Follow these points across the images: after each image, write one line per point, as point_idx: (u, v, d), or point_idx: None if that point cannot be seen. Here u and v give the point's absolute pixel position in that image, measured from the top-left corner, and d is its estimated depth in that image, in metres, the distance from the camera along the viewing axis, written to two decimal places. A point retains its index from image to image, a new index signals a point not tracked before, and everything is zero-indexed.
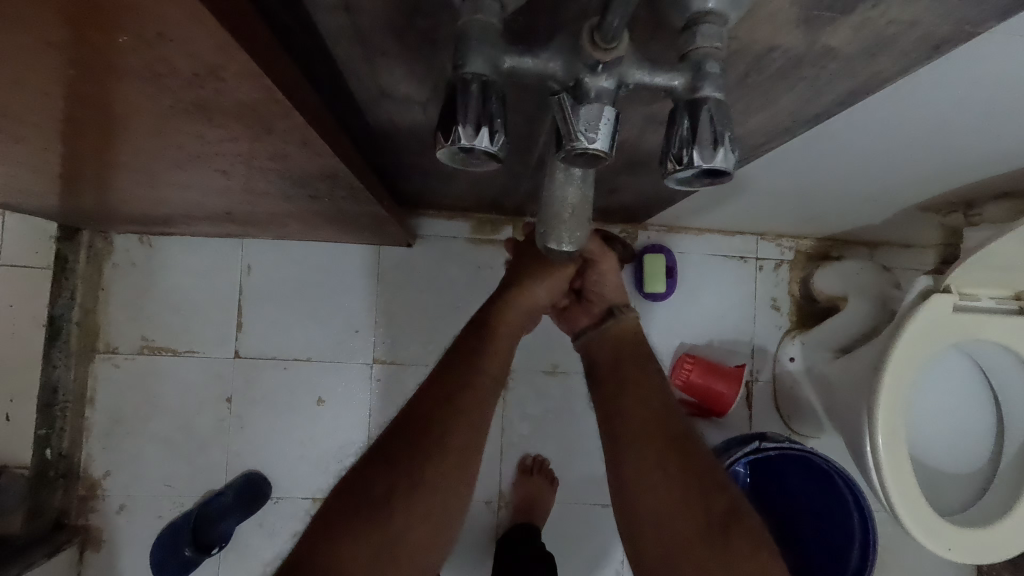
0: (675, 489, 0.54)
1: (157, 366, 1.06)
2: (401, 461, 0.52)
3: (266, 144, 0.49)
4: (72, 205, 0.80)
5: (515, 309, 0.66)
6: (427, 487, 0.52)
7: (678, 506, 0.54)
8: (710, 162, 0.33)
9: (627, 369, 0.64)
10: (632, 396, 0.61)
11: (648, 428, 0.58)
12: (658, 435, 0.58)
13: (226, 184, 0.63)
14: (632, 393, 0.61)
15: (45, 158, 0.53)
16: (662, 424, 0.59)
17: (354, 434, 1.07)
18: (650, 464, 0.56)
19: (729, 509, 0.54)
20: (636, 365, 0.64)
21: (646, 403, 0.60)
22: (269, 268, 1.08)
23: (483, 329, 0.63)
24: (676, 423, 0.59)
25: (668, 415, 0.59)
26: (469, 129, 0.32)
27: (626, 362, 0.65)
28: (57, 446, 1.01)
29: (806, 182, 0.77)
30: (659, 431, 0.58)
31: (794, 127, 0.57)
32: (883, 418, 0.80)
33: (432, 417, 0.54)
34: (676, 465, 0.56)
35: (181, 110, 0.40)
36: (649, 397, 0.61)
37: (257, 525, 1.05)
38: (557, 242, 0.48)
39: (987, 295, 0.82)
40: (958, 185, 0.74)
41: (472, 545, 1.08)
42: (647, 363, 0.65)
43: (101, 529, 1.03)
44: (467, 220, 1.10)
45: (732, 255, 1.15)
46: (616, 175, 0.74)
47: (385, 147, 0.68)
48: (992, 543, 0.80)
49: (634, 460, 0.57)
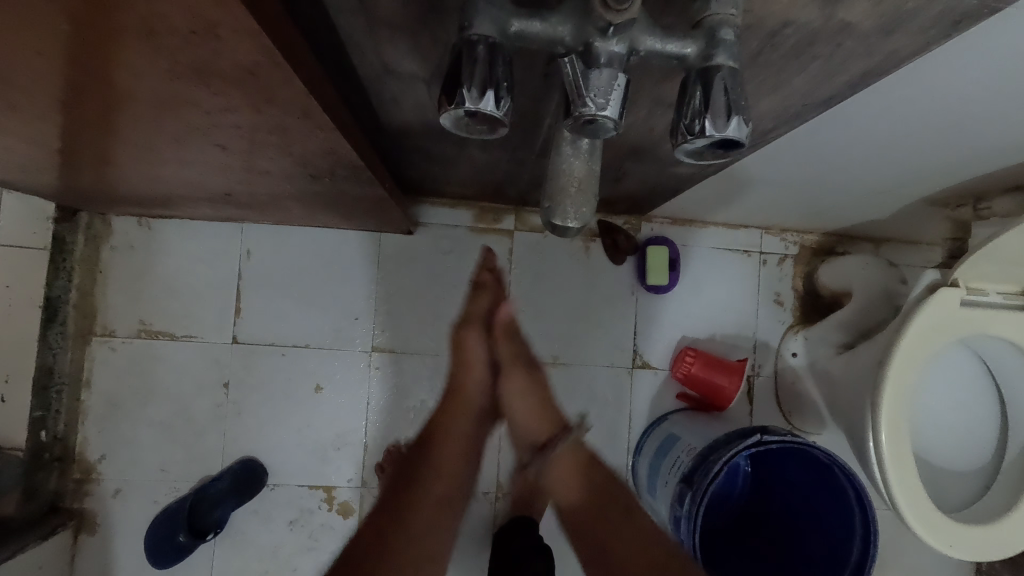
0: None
1: (155, 351, 1.05)
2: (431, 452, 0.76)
3: (268, 116, 0.48)
4: (71, 184, 0.79)
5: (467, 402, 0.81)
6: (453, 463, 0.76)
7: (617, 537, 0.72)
8: (723, 131, 0.33)
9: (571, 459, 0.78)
10: (578, 475, 0.77)
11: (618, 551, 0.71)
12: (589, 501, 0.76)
13: (225, 161, 0.63)
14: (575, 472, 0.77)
15: (42, 131, 0.53)
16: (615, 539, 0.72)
17: (353, 422, 1.07)
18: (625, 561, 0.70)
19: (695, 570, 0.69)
20: (597, 483, 0.77)
21: (589, 505, 0.76)
22: (268, 254, 1.07)
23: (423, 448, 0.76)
24: (601, 502, 0.75)
25: (650, 549, 0.71)
26: (474, 93, 0.32)
27: (584, 480, 0.77)
28: (53, 428, 1.01)
29: (814, 173, 0.76)
30: (630, 528, 0.73)
31: (805, 112, 0.56)
32: (887, 414, 0.79)
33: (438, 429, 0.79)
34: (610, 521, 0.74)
35: (180, 74, 0.39)
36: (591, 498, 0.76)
37: (253, 512, 1.04)
38: (561, 219, 0.46)
39: (995, 289, 0.81)
40: (965, 178, 0.74)
41: (470, 536, 1.07)
42: (615, 492, 0.77)
43: (96, 511, 1.02)
44: (469, 209, 1.09)
45: (736, 249, 1.14)
46: (621, 163, 0.73)
47: (386, 129, 0.67)
48: (994, 541, 0.79)
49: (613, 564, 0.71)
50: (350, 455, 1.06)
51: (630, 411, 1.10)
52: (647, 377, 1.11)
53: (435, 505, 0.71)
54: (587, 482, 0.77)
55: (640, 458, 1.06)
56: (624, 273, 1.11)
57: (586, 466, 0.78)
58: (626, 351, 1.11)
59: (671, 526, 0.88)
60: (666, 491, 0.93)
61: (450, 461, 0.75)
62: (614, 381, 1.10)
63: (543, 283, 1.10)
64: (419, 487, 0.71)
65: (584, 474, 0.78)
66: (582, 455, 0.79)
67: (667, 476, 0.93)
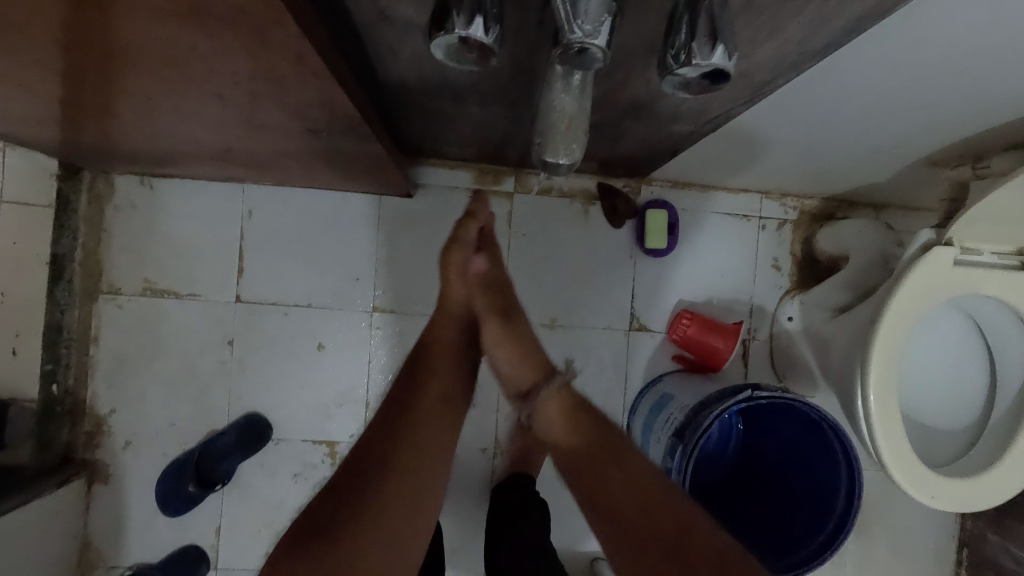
0: (641, 523, 0.62)
1: (160, 309, 1.07)
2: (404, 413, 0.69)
3: (263, 61, 0.48)
4: (72, 138, 0.79)
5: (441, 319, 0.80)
6: (432, 438, 0.68)
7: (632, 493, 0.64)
8: (708, 59, 0.34)
9: (557, 409, 0.73)
10: (569, 411, 0.72)
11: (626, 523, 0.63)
12: (579, 428, 0.71)
13: (223, 112, 0.63)
14: (574, 416, 0.72)
15: (42, 78, 0.53)
16: (619, 468, 0.66)
17: (356, 380, 1.09)
18: (617, 494, 0.65)
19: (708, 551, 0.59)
20: (595, 415, 0.72)
21: (589, 452, 0.69)
22: (271, 214, 1.08)
23: (401, 408, 0.69)
24: (613, 445, 0.69)
25: (648, 483, 0.65)
26: (464, 19, 0.33)
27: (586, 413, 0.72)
28: (63, 381, 1.04)
29: (814, 131, 0.75)
30: (618, 473, 0.66)
31: (802, 61, 0.56)
32: (877, 370, 0.80)
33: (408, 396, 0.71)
34: (599, 430, 0.70)
35: (174, 15, 0.40)
36: (592, 426, 0.70)
37: (259, 465, 1.08)
38: (552, 156, 0.46)
39: (988, 249, 0.82)
40: (965, 132, 0.73)
41: (468, 492, 1.11)
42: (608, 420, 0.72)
43: (107, 463, 1.06)
44: (470, 171, 1.09)
45: (736, 214, 1.14)
46: (618, 121, 0.73)
47: (384, 83, 0.67)
48: (975, 493, 0.82)
49: (594, 499, 0.66)
50: (352, 412, 1.09)
51: (626, 373, 1.12)
52: (644, 340, 1.13)
53: (403, 477, 0.63)
54: (574, 398, 0.74)
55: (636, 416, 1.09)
56: (622, 236, 1.12)
57: (590, 446, 0.69)
58: (624, 314, 1.12)
59: None
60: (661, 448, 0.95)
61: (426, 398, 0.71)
62: (610, 344, 1.12)
63: (544, 248, 1.11)
64: (381, 456, 0.64)
65: (571, 419, 0.72)
66: (570, 402, 0.73)
67: (661, 432, 0.95)
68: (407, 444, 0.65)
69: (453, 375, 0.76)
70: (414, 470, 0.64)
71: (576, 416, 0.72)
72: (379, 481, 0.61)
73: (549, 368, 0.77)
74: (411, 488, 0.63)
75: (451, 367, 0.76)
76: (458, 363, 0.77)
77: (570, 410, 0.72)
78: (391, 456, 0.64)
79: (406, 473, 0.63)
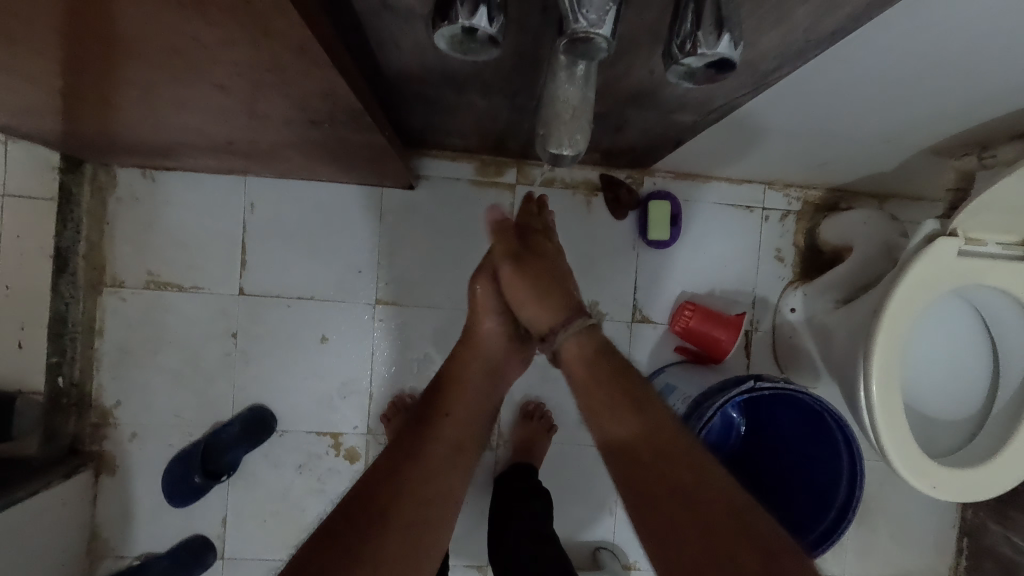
0: (702, 513, 0.56)
1: (164, 301, 1.07)
2: (427, 428, 0.69)
3: (265, 51, 0.48)
4: (75, 130, 0.79)
5: (473, 361, 0.79)
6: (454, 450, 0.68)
7: (691, 481, 0.58)
8: (714, 49, 0.34)
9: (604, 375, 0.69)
10: (609, 387, 0.68)
11: (688, 513, 0.57)
12: (629, 406, 0.65)
13: (224, 103, 0.63)
14: (621, 384, 0.67)
15: (42, 70, 0.53)
16: (675, 452, 0.61)
17: (360, 371, 1.10)
18: (665, 476, 0.59)
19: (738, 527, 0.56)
20: (638, 400, 0.65)
21: (643, 434, 0.62)
22: (273, 205, 1.08)
23: (426, 419, 0.70)
24: (664, 428, 0.63)
25: (706, 472, 0.59)
26: (468, 9, 0.34)
27: (608, 398, 0.67)
28: (69, 374, 1.04)
29: (821, 121, 0.75)
30: (671, 456, 0.60)
31: (807, 49, 0.55)
32: (880, 360, 0.80)
33: (432, 406, 0.72)
34: (648, 408, 0.65)
35: (177, 4, 0.39)
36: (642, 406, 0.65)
37: (264, 456, 1.08)
38: (556, 147, 0.46)
39: (993, 240, 0.81)
40: (971, 121, 0.73)
41: (472, 483, 1.12)
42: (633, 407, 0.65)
43: (114, 454, 1.07)
44: (471, 162, 1.09)
45: (739, 204, 1.13)
46: (621, 111, 0.72)
47: (387, 73, 0.66)
48: (976, 483, 0.82)
49: (648, 486, 0.60)
50: (355, 403, 1.10)
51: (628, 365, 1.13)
52: (646, 331, 1.13)
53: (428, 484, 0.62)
54: (610, 364, 0.70)
55: None
56: (625, 227, 1.12)
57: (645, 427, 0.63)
58: (626, 306, 1.13)
59: None
60: None
61: (453, 409, 0.72)
62: (613, 335, 1.12)
63: None
64: (404, 465, 0.63)
65: (596, 360, 0.70)
66: (591, 344, 0.71)
67: None
68: (431, 456, 0.65)
69: (476, 391, 0.76)
70: (436, 479, 0.63)
71: (622, 387, 0.67)
72: (403, 489, 0.60)
73: (575, 308, 0.75)
74: (434, 494, 0.62)
75: (471, 384, 0.77)
76: (479, 383, 0.77)
77: (613, 372, 0.68)
78: (414, 464, 0.63)
79: (430, 484, 0.62)
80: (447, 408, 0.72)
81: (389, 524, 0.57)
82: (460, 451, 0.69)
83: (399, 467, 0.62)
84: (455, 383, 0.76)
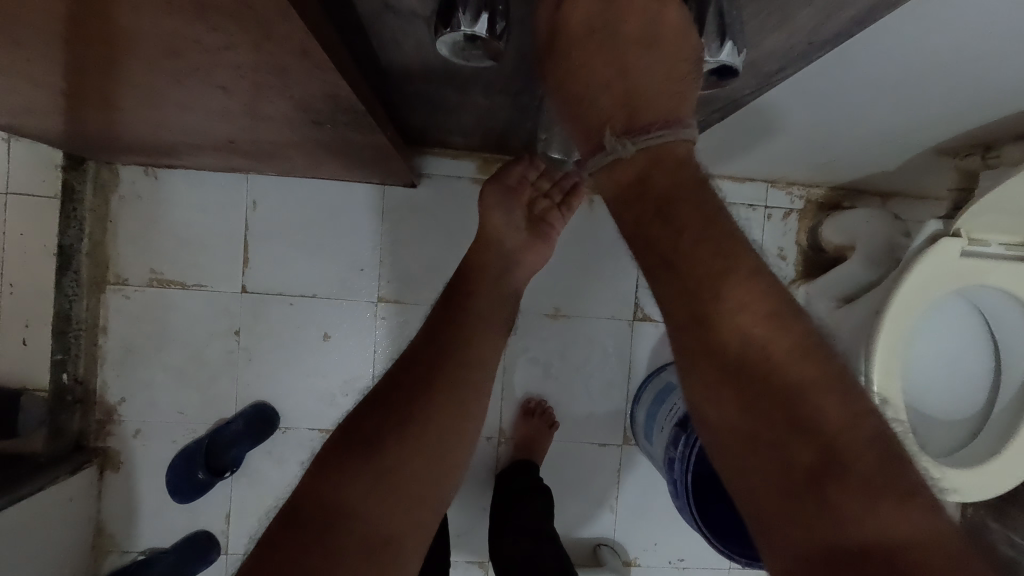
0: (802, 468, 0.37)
1: (167, 299, 1.07)
2: (438, 339, 0.63)
3: (267, 54, 0.48)
4: (77, 129, 0.79)
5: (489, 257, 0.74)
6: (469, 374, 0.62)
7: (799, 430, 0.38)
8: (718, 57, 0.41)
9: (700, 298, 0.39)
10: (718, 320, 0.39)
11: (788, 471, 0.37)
12: (734, 336, 0.38)
13: (226, 104, 0.63)
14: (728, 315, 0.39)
15: (46, 71, 0.53)
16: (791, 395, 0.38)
17: (362, 368, 1.10)
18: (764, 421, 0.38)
19: (891, 545, 0.35)
20: (751, 338, 0.38)
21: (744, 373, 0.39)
22: (274, 203, 1.08)
23: (444, 332, 0.65)
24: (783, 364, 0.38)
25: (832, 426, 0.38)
26: (471, 16, 0.34)
27: (705, 340, 0.39)
28: (74, 370, 1.05)
29: (825, 120, 0.74)
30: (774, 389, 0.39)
31: (810, 50, 0.55)
32: (882, 361, 0.80)
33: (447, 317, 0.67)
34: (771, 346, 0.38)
35: (180, 8, 0.40)
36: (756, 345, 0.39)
37: (267, 453, 1.09)
38: None
39: (997, 240, 0.81)
40: (974, 121, 0.73)
41: (473, 479, 1.12)
42: (757, 400, 0.38)
43: (119, 451, 1.08)
44: (473, 159, 1.09)
45: (741, 202, 1.13)
46: None
47: (389, 73, 0.66)
48: (976, 484, 0.82)
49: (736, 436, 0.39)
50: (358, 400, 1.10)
51: (628, 363, 1.13)
52: (647, 330, 1.13)
53: (439, 406, 0.58)
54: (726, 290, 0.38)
55: (638, 406, 1.10)
56: None
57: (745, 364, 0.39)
58: (627, 304, 1.13)
59: (667, 467, 0.94)
60: (665, 442, 0.96)
61: (469, 328, 0.66)
62: (614, 334, 1.13)
63: None
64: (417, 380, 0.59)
65: (718, 282, 0.38)
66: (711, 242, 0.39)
67: (664, 422, 0.97)
68: (450, 371, 0.61)
69: (496, 300, 0.71)
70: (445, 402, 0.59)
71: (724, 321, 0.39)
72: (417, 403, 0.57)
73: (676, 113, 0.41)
74: (448, 415, 0.58)
75: (486, 293, 0.71)
76: (493, 291, 0.72)
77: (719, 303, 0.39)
78: (428, 377, 0.59)
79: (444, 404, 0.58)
80: (462, 321, 0.66)
81: (406, 442, 0.55)
82: (476, 370, 0.64)
83: (415, 377, 0.59)
84: (472, 282, 0.71)
